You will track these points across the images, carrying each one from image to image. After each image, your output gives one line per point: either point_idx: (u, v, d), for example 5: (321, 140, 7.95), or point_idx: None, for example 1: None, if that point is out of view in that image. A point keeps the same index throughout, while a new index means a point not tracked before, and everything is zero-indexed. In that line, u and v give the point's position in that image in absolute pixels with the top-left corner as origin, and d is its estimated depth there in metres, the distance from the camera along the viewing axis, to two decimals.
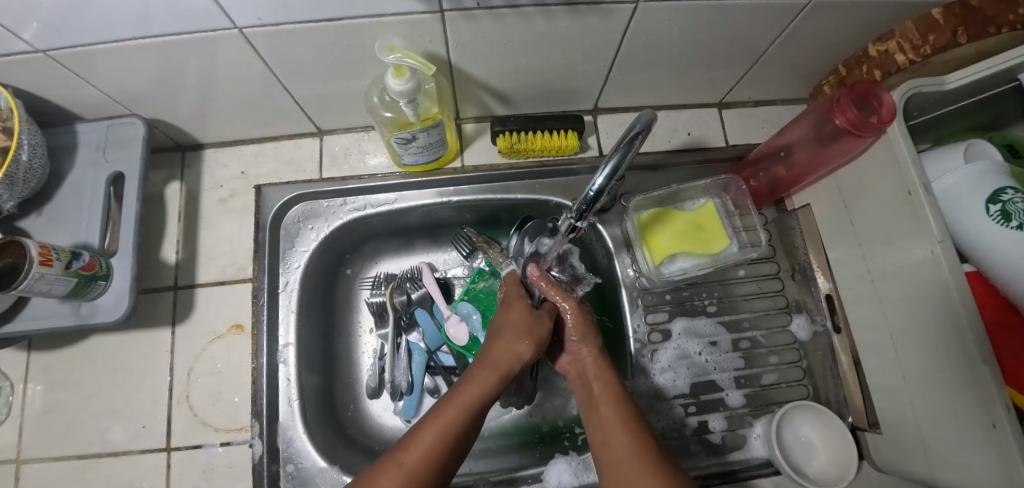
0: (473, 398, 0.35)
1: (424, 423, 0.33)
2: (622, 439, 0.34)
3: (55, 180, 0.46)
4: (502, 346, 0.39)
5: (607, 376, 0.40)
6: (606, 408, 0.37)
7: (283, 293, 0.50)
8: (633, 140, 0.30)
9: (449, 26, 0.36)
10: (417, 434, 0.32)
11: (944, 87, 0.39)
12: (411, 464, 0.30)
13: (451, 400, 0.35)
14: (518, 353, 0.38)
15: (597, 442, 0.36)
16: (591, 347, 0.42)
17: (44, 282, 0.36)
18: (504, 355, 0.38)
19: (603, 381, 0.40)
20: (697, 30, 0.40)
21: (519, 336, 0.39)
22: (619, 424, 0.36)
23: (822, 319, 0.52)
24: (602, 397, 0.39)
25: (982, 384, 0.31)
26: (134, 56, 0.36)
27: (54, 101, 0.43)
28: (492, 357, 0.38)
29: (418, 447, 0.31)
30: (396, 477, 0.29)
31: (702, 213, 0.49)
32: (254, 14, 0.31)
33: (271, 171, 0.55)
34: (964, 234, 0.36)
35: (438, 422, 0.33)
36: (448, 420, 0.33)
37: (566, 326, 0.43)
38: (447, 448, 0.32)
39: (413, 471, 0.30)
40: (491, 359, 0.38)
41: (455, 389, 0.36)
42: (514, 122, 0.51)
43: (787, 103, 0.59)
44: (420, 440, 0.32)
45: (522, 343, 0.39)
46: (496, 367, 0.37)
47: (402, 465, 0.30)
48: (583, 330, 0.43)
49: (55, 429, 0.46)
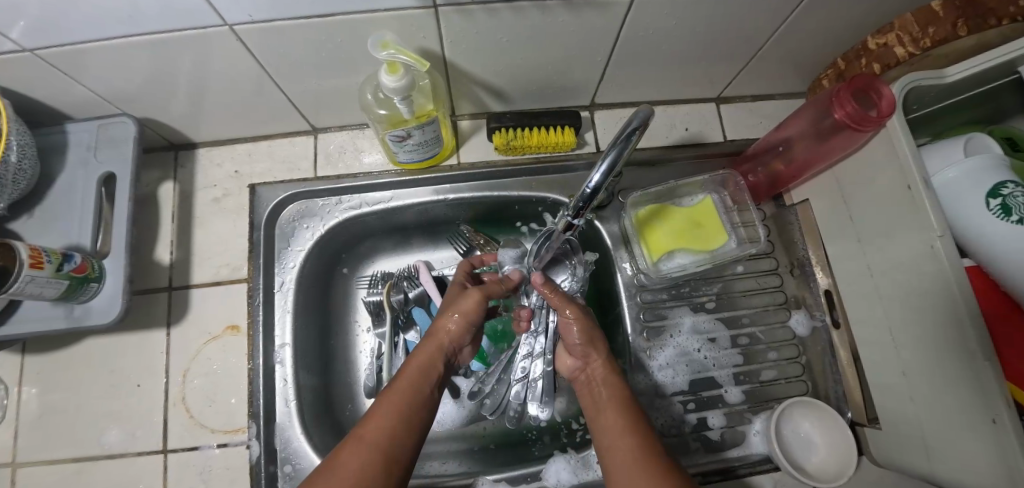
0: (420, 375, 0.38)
1: (382, 395, 0.35)
2: (624, 440, 0.35)
3: (45, 181, 0.45)
4: (440, 327, 0.42)
5: (610, 381, 0.41)
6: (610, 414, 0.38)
7: (279, 293, 0.50)
8: (629, 137, 0.29)
9: (443, 22, 0.35)
10: (377, 407, 0.34)
11: (945, 80, 0.38)
12: (377, 435, 0.32)
13: (401, 376, 0.37)
14: (450, 329, 0.42)
15: (602, 448, 0.36)
16: (598, 353, 0.43)
17: (36, 284, 0.36)
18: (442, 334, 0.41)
19: (609, 386, 0.40)
20: (694, 24, 0.40)
21: (448, 314, 0.42)
22: (622, 428, 0.36)
23: (821, 315, 0.52)
24: (607, 405, 0.39)
25: (983, 380, 0.31)
26: (122, 54, 0.35)
27: (43, 101, 0.42)
28: (436, 331, 0.42)
29: (385, 420, 0.33)
30: (361, 449, 0.30)
31: (700, 209, 0.49)
32: (245, 11, 0.31)
33: (265, 169, 0.54)
34: (964, 228, 0.36)
35: (400, 398, 0.35)
36: (407, 396, 0.35)
37: (572, 333, 0.43)
38: (408, 422, 0.33)
39: (378, 444, 0.31)
40: (431, 337, 0.41)
41: (403, 367, 0.39)
42: (509, 118, 0.51)
43: (785, 97, 0.59)
44: (383, 412, 0.33)
45: (452, 318, 0.42)
46: (435, 345, 0.41)
47: (367, 438, 0.31)
48: (588, 336, 0.43)
49: (51, 432, 0.46)
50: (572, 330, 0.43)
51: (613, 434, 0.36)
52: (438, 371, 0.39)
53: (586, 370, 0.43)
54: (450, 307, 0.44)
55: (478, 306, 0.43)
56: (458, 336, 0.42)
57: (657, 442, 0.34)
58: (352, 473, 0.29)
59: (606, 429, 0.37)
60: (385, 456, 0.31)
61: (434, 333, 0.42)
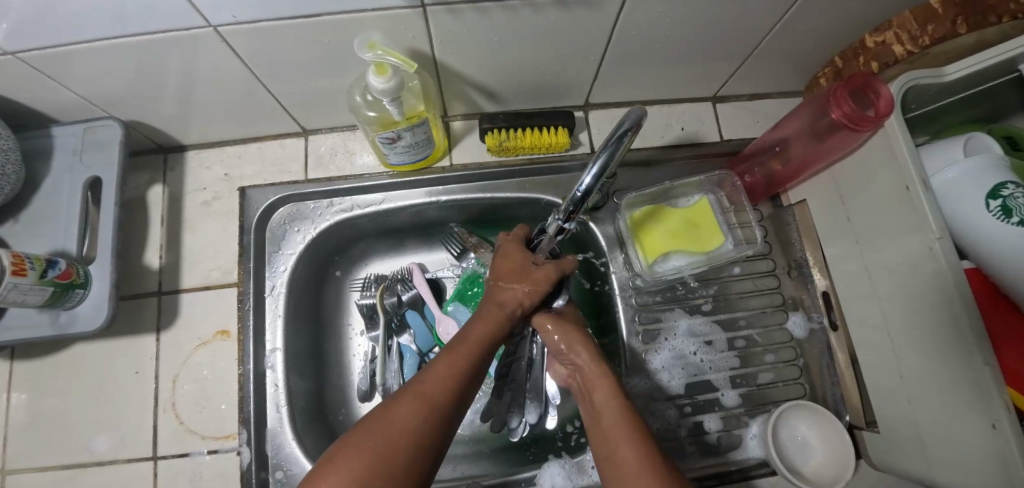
0: (483, 343, 0.36)
1: (439, 359, 0.34)
2: (624, 447, 0.33)
3: (31, 185, 0.44)
4: (500, 295, 0.40)
5: (604, 385, 0.39)
6: (608, 419, 0.36)
7: (269, 297, 0.49)
8: (622, 137, 0.29)
9: (432, 21, 0.34)
10: (439, 364, 0.33)
11: (944, 78, 0.37)
12: (431, 392, 0.30)
13: (467, 339, 0.36)
14: (515, 302, 0.40)
15: (602, 455, 0.34)
16: (582, 352, 0.43)
17: (18, 292, 0.35)
18: (504, 304, 0.40)
19: (602, 388, 0.39)
20: (687, 22, 0.39)
21: (514, 286, 0.41)
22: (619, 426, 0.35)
23: (819, 316, 0.52)
24: (600, 405, 0.38)
25: (983, 384, 0.31)
26: (104, 56, 0.34)
27: (27, 104, 0.41)
28: (500, 300, 0.40)
29: (436, 380, 0.31)
30: (417, 405, 0.29)
31: (696, 209, 0.48)
32: (229, 11, 0.30)
33: (255, 172, 0.53)
34: (964, 230, 0.35)
35: (460, 360, 0.34)
36: (468, 359, 0.34)
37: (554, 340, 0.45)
38: (462, 386, 0.32)
39: (432, 402, 0.30)
40: (493, 305, 0.40)
41: (467, 328, 0.38)
42: (503, 119, 0.50)
43: (782, 96, 0.58)
44: (440, 372, 0.32)
45: (515, 291, 0.41)
46: (498, 312, 0.39)
47: (424, 395, 0.30)
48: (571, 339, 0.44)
49: (40, 439, 0.45)
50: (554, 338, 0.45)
51: (614, 437, 0.34)
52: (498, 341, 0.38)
53: (579, 373, 0.43)
54: (516, 278, 0.41)
55: (546, 285, 0.41)
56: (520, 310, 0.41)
57: (655, 446, 0.33)
58: (403, 429, 0.27)
59: (601, 430, 0.36)
60: (438, 415, 0.29)
61: (496, 300, 0.40)
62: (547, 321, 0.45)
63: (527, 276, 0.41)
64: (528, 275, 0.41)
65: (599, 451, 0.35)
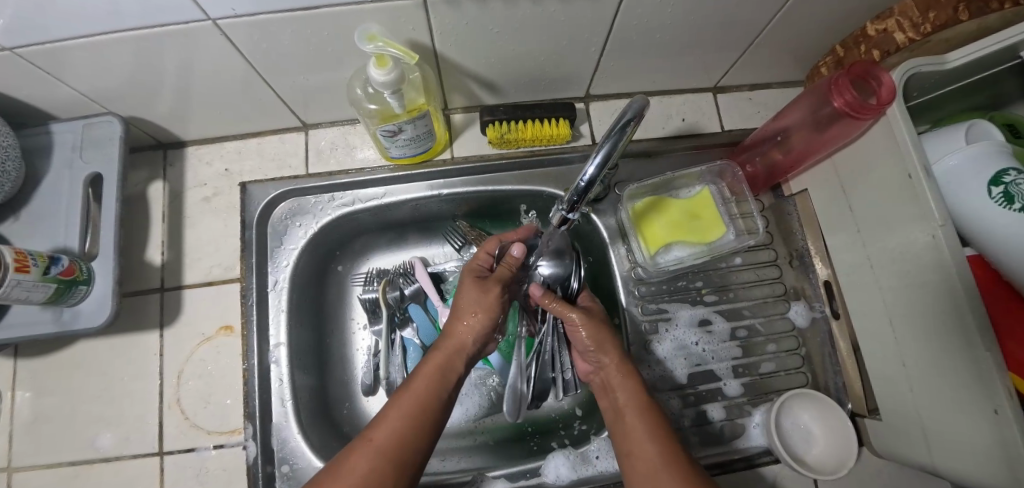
0: (436, 380, 0.38)
1: (395, 401, 0.36)
2: (632, 420, 0.37)
3: (32, 184, 0.44)
4: (454, 330, 0.41)
5: (611, 349, 0.42)
6: (620, 396, 0.40)
7: (272, 293, 0.49)
8: (624, 128, 0.28)
9: (432, 13, 0.34)
10: (391, 407, 0.35)
11: (947, 65, 0.37)
12: (382, 440, 0.33)
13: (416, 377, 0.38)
14: (472, 332, 0.41)
15: (616, 434, 0.38)
16: (610, 353, 0.42)
17: (21, 289, 0.36)
18: (455, 344, 0.40)
19: (611, 354, 0.42)
20: (689, 11, 0.39)
21: (461, 317, 0.41)
22: (641, 427, 0.37)
23: (820, 306, 0.52)
24: (625, 408, 0.39)
25: (983, 371, 0.31)
26: (103, 51, 0.34)
27: (23, 101, 0.41)
28: (452, 334, 0.41)
29: (387, 424, 0.34)
30: (368, 452, 0.32)
31: (698, 201, 0.48)
32: (228, 4, 0.30)
33: (255, 167, 0.53)
34: (965, 217, 0.35)
35: (412, 401, 0.36)
36: (423, 399, 0.36)
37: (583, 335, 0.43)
38: (417, 424, 0.35)
39: (383, 449, 0.32)
40: (449, 338, 0.41)
41: (420, 366, 0.39)
42: (503, 111, 0.50)
43: (782, 86, 0.58)
44: (392, 415, 0.35)
45: (466, 320, 0.41)
46: (450, 347, 0.40)
47: (374, 441, 0.33)
48: (597, 337, 0.42)
49: (45, 437, 0.45)
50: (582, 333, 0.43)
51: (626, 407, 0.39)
52: (452, 375, 0.39)
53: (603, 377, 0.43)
54: (464, 309, 0.41)
55: (492, 303, 0.41)
56: (477, 338, 0.41)
57: (675, 442, 0.36)
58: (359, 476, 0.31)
59: (626, 435, 0.37)
60: (391, 458, 0.32)
61: (451, 337, 0.41)
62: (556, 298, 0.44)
63: (476, 306, 0.41)
64: (475, 300, 0.41)
65: (619, 447, 0.38)
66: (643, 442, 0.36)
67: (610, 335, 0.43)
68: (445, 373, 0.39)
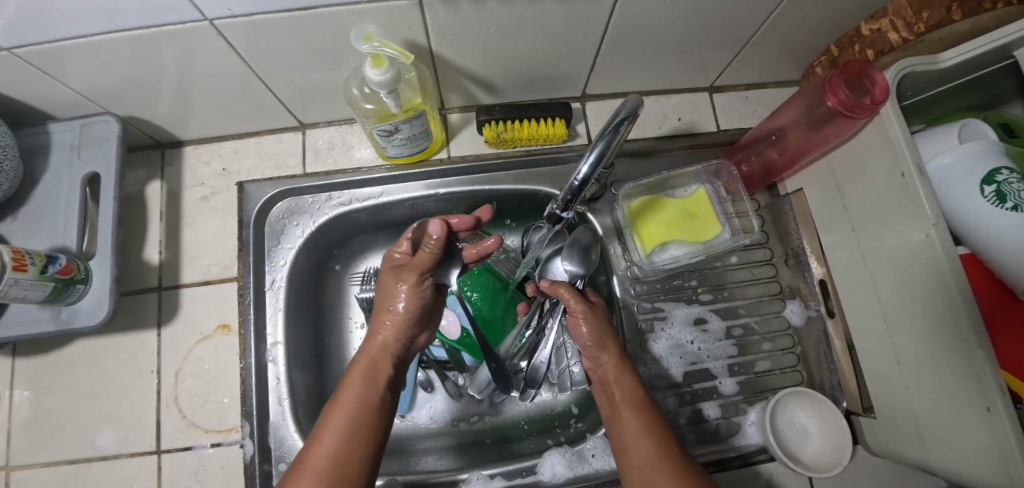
0: (364, 387, 0.39)
1: (327, 418, 0.37)
2: (627, 417, 0.38)
3: (30, 183, 0.44)
4: (378, 329, 0.42)
5: (610, 347, 0.42)
6: (615, 391, 0.40)
7: (270, 292, 0.49)
8: (618, 127, 0.29)
9: (428, 12, 0.34)
10: (325, 426, 0.36)
11: (940, 65, 0.37)
12: (319, 458, 0.34)
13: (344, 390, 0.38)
14: (392, 330, 0.42)
15: (612, 433, 0.39)
16: (609, 351, 0.42)
17: (20, 287, 0.36)
18: (377, 345, 0.41)
19: (610, 352, 0.42)
20: (684, 11, 0.39)
21: (384, 314, 0.42)
22: (638, 427, 0.37)
23: (816, 304, 0.52)
24: (621, 407, 0.39)
25: (977, 370, 0.31)
26: (99, 51, 0.34)
27: (22, 101, 0.41)
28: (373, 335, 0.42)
29: (324, 440, 0.35)
30: (307, 475, 0.33)
31: (694, 199, 0.48)
32: (224, 4, 0.30)
33: (253, 167, 0.53)
34: (958, 216, 0.36)
35: (340, 416, 0.36)
36: (352, 411, 0.37)
37: (582, 333, 0.43)
38: (349, 438, 0.35)
39: (321, 464, 0.33)
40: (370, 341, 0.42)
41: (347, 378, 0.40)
42: (499, 110, 0.50)
43: (779, 85, 0.58)
44: (326, 432, 0.35)
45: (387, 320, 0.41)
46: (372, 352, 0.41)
47: (312, 460, 0.34)
48: (598, 337, 0.42)
49: (43, 436, 0.46)
50: (581, 330, 0.43)
51: (622, 406, 0.39)
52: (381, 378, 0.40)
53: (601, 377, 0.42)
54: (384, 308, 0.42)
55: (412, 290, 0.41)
56: (398, 335, 0.42)
57: (670, 440, 0.36)
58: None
59: (622, 432, 0.38)
60: (332, 471, 0.33)
61: (374, 339, 0.42)
62: (563, 289, 0.44)
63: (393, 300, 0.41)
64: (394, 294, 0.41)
65: (615, 443, 0.38)
66: (640, 442, 0.36)
67: (609, 333, 0.43)
68: (371, 377, 0.40)
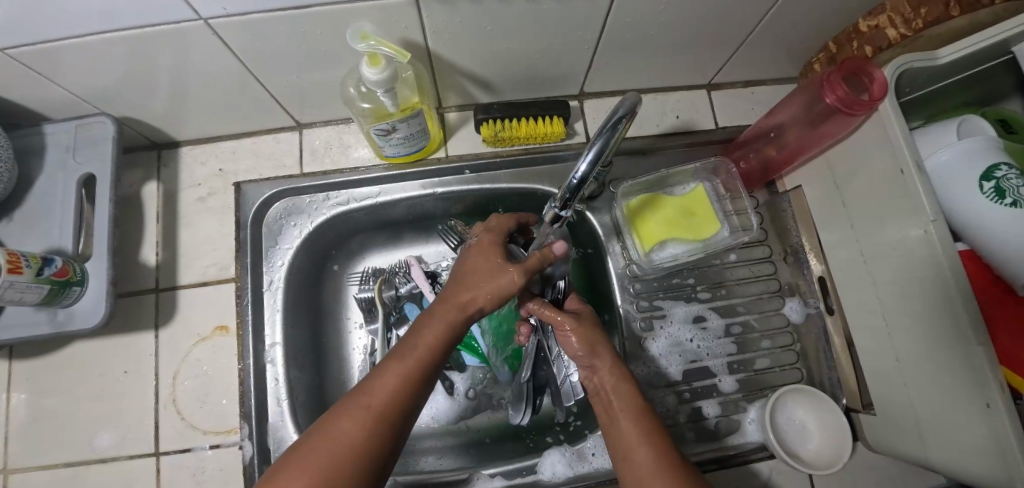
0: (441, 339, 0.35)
1: (393, 359, 0.33)
2: (625, 424, 0.37)
3: (24, 185, 0.44)
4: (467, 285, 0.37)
5: (602, 354, 0.41)
6: (614, 399, 0.39)
7: (268, 292, 0.49)
8: (615, 125, 0.29)
9: (425, 11, 0.34)
10: (386, 367, 0.32)
11: (938, 61, 0.37)
12: (381, 398, 0.31)
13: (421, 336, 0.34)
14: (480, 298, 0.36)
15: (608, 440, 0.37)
16: (603, 356, 0.41)
17: (15, 290, 0.36)
18: (461, 307, 0.36)
19: (604, 359, 0.41)
20: (681, 9, 0.39)
21: (479, 279, 0.37)
22: (636, 435, 0.36)
23: (815, 301, 0.52)
24: (619, 413, 0.38)
25: (975, 365, 0.31)
26: (92, 51, 0.34)
27: (16, 102, 0.41)
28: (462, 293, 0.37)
29: (386, 384, 0.32)
30: (363, 415, 0.30)
31: (691, 197, 0.48)
32: (219, 3, 0.30)
33: (250, 167, 0.53)
34: (956, 213, 0.36)
35: (410, 362, 0.33)
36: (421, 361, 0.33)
37: (572, 342, 0.42)
38: (411, 391, 0.32)
39: (380, 408, 0.30)
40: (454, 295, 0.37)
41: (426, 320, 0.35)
42: (497, 110, 0.50)
43: (777, 82, 0.58)
44: (392, 375, 0.32)
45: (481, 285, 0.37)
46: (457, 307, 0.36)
47: (372, 405, 0.30)
48: (589, 345, 0.42)
49: (41, 438, 0.45)
50: (572, 340, 0.42)
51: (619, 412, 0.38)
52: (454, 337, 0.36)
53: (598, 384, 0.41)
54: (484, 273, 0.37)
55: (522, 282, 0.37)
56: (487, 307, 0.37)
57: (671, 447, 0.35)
58: (348, 442, 0.29)
59: (620, 439, 0.36)
60: (386, 419, 0.30)
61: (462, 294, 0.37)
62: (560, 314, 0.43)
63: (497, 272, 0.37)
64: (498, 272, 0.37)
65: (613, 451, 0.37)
66: (637, 450, 0.35)
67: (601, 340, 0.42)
68: (456, 329, 0.36)
